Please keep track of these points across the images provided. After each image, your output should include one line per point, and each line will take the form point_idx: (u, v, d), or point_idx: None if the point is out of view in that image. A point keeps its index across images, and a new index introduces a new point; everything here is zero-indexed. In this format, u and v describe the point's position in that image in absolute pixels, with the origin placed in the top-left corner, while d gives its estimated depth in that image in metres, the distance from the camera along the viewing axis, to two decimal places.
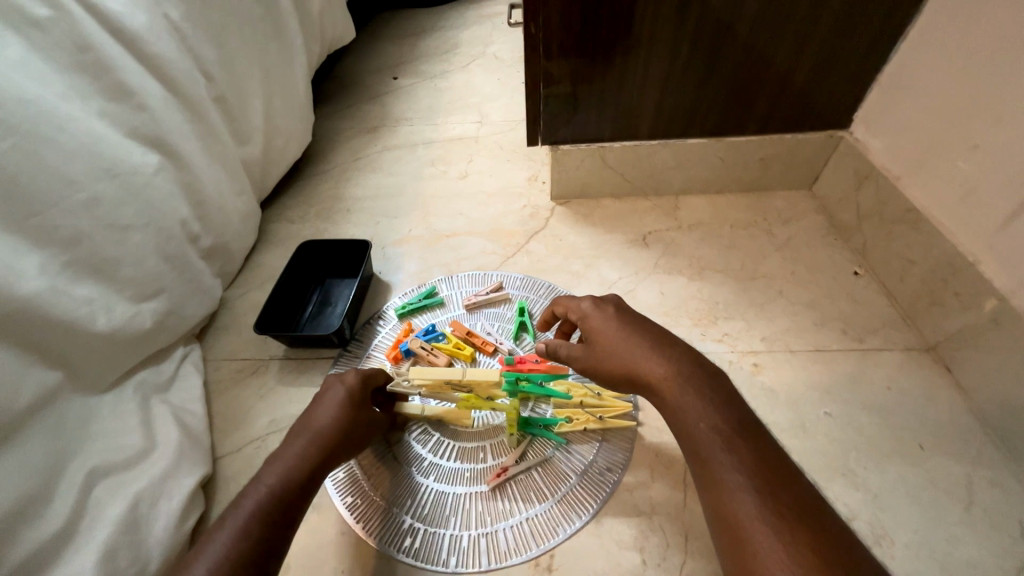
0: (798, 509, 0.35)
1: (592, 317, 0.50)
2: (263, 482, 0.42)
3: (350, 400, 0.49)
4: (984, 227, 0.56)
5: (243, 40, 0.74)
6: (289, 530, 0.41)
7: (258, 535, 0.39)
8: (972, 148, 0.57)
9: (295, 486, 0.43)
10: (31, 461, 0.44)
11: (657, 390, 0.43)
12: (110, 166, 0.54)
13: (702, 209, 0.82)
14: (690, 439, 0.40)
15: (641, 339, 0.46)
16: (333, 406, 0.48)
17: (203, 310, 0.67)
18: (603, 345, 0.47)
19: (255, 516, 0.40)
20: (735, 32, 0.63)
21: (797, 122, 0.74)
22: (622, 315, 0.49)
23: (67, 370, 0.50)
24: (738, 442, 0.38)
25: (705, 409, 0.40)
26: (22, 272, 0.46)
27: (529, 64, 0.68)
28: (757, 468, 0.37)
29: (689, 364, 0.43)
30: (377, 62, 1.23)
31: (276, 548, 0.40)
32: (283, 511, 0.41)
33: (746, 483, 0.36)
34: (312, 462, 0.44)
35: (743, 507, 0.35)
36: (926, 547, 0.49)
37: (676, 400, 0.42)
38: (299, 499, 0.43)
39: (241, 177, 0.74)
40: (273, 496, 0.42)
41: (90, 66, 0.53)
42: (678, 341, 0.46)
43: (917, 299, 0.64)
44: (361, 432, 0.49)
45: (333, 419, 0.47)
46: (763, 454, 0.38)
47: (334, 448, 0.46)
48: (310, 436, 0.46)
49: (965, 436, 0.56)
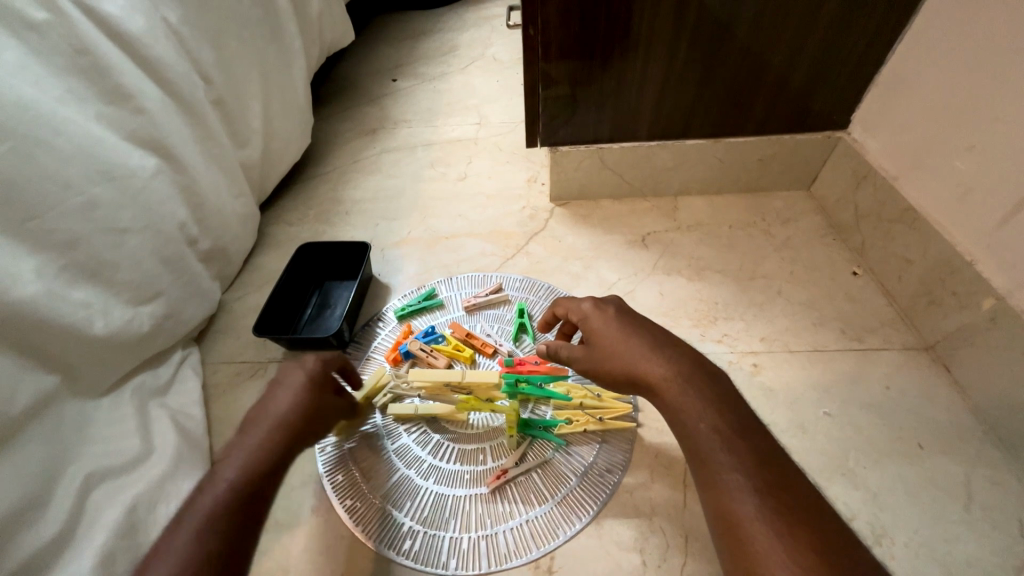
0: (798, 510, 0.35)
1: (592, 317, 0.50)
2: (223, 478, 0.41)
3: (308, 385, 0.48)
4: (981, 227, 0.57)
5: (241, 43, 0.74)
6: (255, 521, 0.41)
7: (223, 531, 0.39)
8: (969, 148, 0.57)
9: (255, 476, 0.42)
10: (28, 466, 0.44)
11: (658, 391, 0.43)
12: (107, 169, 0.54)
13: (701, 209, 0.82)
14: (690, 440, 0.40)
15: (641, 339, 0.46)
16: (291, 393, 0.47)
17: (202, 313, 0.67)
18: (603, 346, 0.47)
19: (217, 512, 0.39)
20: (733, 33, 0.63)
21: (795, 122, 0.74)
22: (621, 316, 0.49)
23: (64, 374, 0.50)
24: (737, 442, 0.38)
25: (704, 410, 0.40)
26: (19, 276, 0.46)
27: (527, 65, 0.68)
28: (757, 469, 0.37)
29: (688, 365, 0.43)
30: (376, 65, 1.23)
31: (244, 541, 0.39)
32: (246, 503, 0.41)
33: (745, 484, 0.36)
34: (271, 450, 0.43)
35: (742, 508, 0.35)
36: (925, 547, 0.49)
37: (677, 401, 0.42)
38: (263, 490, 0.42)
39: (240, 179, 0.74)
40: (235, 489, 0.41)
41: (87, 69, 0.53)
42: (679, 342, 0.46)
43: (915, 299, 0.64)
44: (324, 417, 0.49)
45: (292, 405, 0.46)
46: (763, 455, 0.38)
47: (296, 434, 0.45)
48: (268, 425, 0.45)
49: (964, 435, 0.56)
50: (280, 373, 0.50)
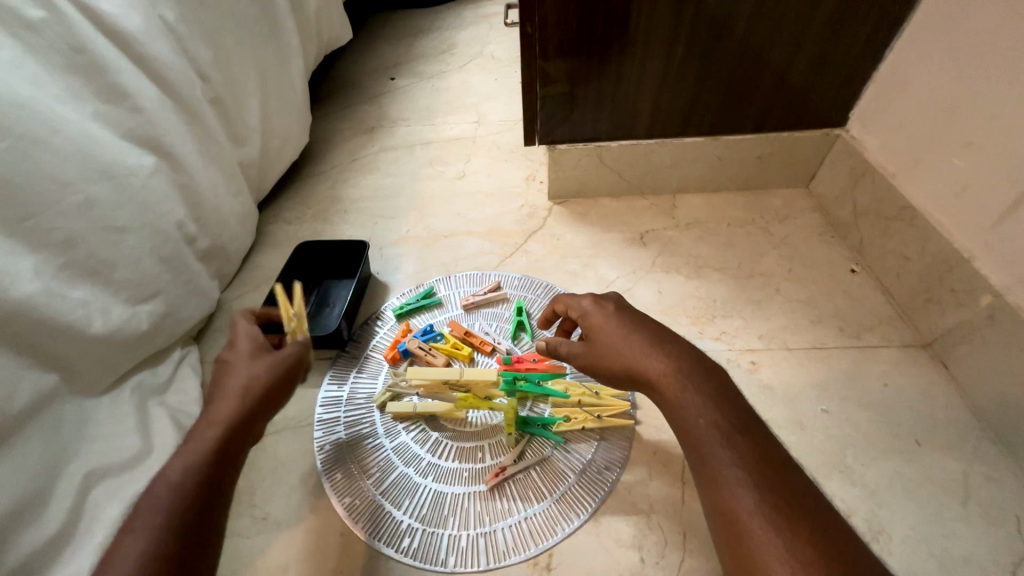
0: (797, 505, 0.35)
1: (592, 314, 0.50)
2: (172, 467, 0.39)
3: (267, 361, 0.46)
4: (980, 224, 0.57)
5: (239, 42, 0.74)
6: (218, 511, 0.38)
7: (182, 522, 0.36)
8: (968, 145, 0.57)
9: (209, 462, 0.39)
10: (27, 465, 0.44)
11: (657, 387, 0.43)
12: (105, 168, 0.54)
13: (699, 207, 0.82)
14: (689, 435, 0.40)
15: (640, 336, 0.46)
16: (245, 374, 0.45)
17: (201, 312, 0.67)
18: (602, 343, 0.47)
19: (168, 503, 0.37)
20: (731, 29, 0.63)
21: (793, 119, 0.74)
22: (622, 312, 0.49)
23: (63, 372, 0.50)
24: (736, 438, 0.38)
25: (704, 406, 0.40)
26: (17, 275, 0.46)
27: (524, 63, 0.68)
28: (757, 464, 0.37)
29: (688, 360, 0.44)
30: (375, 63, 1.23)
31: (206, 534, 0.37)
32: (204, 492, 0.38)
33: (745, 479, 0.36)
34: (222, 434, 0.41)
35: (742, 504, 0.35)
36: (922, 544, 0.49)
37: (676, 397, 0.42)
38: (217, 477, 0.39)
39: (238, 178, 0.74)
40: (189, 478, 0.38)
41: (84, 68, 0.53)
42: (676, 338, 0.46)
43: (913, 296, 0.65)
44: (285, 392, 0.46)
45: (246, 385, 0.44)
46: (762, 451, 0.38)
47: (247, 415, 0.43)
48: (221, 408, 0.42)
49: (961, 432, 0.56)
50: (227, 355, 0.47)
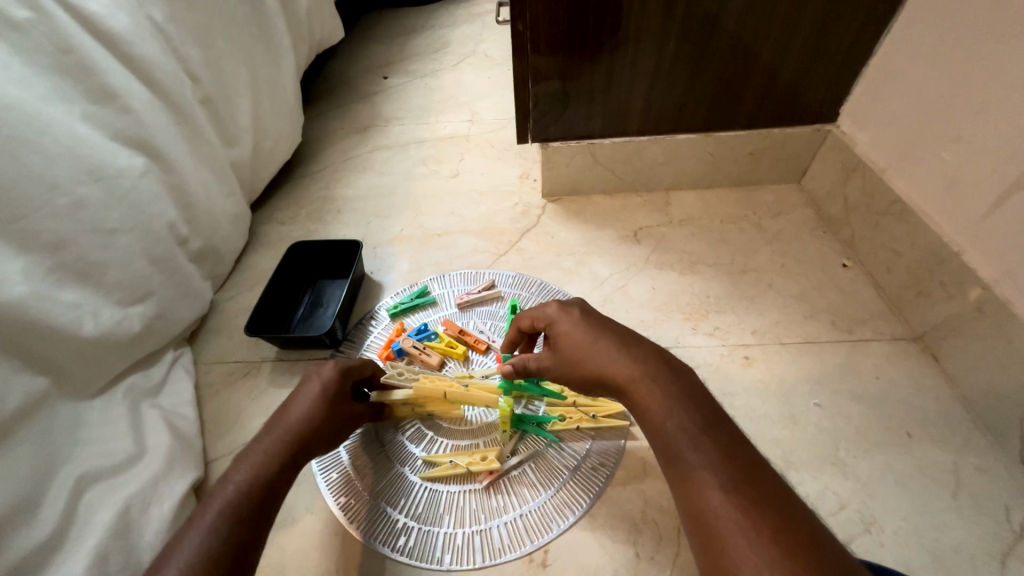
0: (768, 500, 0.35)
1: (559, 318, 0.49)
2: (232, 481, 0.42)
3: (325, 397, 0.48)
4: (967, 218, 0.57)
5: (229, 41, 0.73)
6: (261, 531, 0.41)
7: (233, 532, 0.39)
8: (956, 139, 0.58)
9: (264, 484, 0.42)
10: (19, 468, 0.44)
11: (626, 392, 0.43)
12: (94, 169, 0.53)
13: (692, 204, 0.82)
14: (660, 437, 0.40)
15: (609, 340, 0.46)
16: (307, 402, 0.47)
17: (193, 313, 0.66)
18: (569, 347, 0.47)
19: (226, 514, 0.40)
20: (721, 26, 0.63)
21: (784, 115, 0.74)
22: (591, 316, 0.48)
23: (55, 375, 0.50)
24: (708, 439, 0.38)
25: (673, 410, 0.40)
26: (6, 277, 0.46)
27: (516, 62, 0.68)
28: (726, 462, 0.37)
29: (655, 363, 0.43)
30: (368, 62, 1.22)
31: (253, 546, 0.39)
32: (256, 507, 0.41)
33: (716, 477, 0.36)
34: (281, 455, 0.44)
35: (715, 504, 0.35)
36: (913, 535, 0.49)
37: (645, 401, 0.41)
38: (271, 495, 0.42)
39: (230, 179, 0.73)
40: (243, 494, 0.41)
41: (72, 69, 0.53)
42: (642, 340, 0.46)
43: (904, 290, 0.65)
44: (336, 429, 0.49)
45: (304, 416, 0.46)
46: (730, 450, 0.38)
47: (302, 444, 0.45)
48: (281, 432, 0.45)
49: (951, 424, 0.56)
50: (302, 376, 0.50)
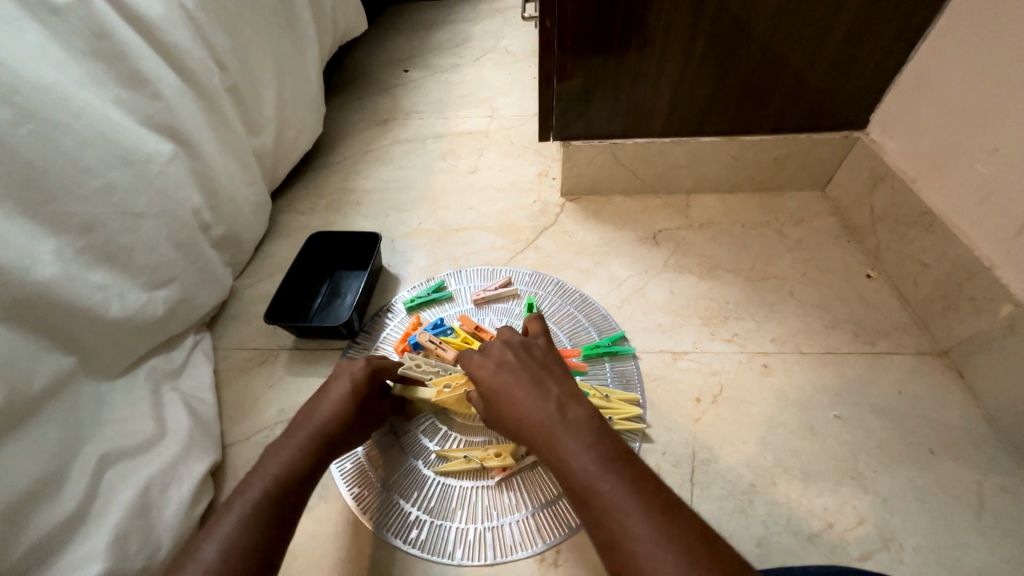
0: (692, 542, 0.31)
1: (481, 358, 0.46)
2: (269, 470, 0.42)
3: (355, 395, 0.49)
4: (1000, 233, 0.56)
5: (256, 31, 0.74)
6: (293, 520, 0.41)
7: (269, 519, 0.39)
8: (991, 151, 0.56)
9: (299, 475, 0.43)
10: (44, 445, 0.44)
11: (540, 436, 0.39)
12: (125, 154, 0.54)
13: (714, 208, 0.81)
14: (580, 494, 0.35)
15: (507, 378, 0.43)
16: (338, 399, 0.48)
17: (213, 299, 0.67)
18: (492, 392, 0.43)
19: (263, 503, 0.40)
20: (751, 30, 0.63)
21: (811, 121, 0.73)
22: (501, 355, 0.45)
23: (82, 355, 0.51)
24: (623, 480, 0.34)
25: (587, 450, 0.36)
26: (38, 257, 0.46)
27: (542, 59, 0.67)
28: (659, 512, 0.32)
29: (577, 407, 0.40)
30: (390, 55, 1.22)
31: (284, 536, 0.40)
32: (288, 500, 0.41)
33: (646, 536, 0.31)
34: (314, 449, 0.45)
35: (641, 554, 0.31)
36: (932, 554, 0.49)
37: (557, 446, 0.37)
38: (302, 489, 0.43)
39: (253, 167, 0.74)
40: (278, 484, 0.41)
41: (106, 54, 0.53)
42: (504, 374, 0.43)
43: (931, 303, 0.64)
44: (361, 428, 0.50)
45: (336, 413, 0.47)
46: (648, 488, 0.34)
47: (333, 440, 0.46)
48: (313, 427, 0.46)
49: (975, 442, 0.55)
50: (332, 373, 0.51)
